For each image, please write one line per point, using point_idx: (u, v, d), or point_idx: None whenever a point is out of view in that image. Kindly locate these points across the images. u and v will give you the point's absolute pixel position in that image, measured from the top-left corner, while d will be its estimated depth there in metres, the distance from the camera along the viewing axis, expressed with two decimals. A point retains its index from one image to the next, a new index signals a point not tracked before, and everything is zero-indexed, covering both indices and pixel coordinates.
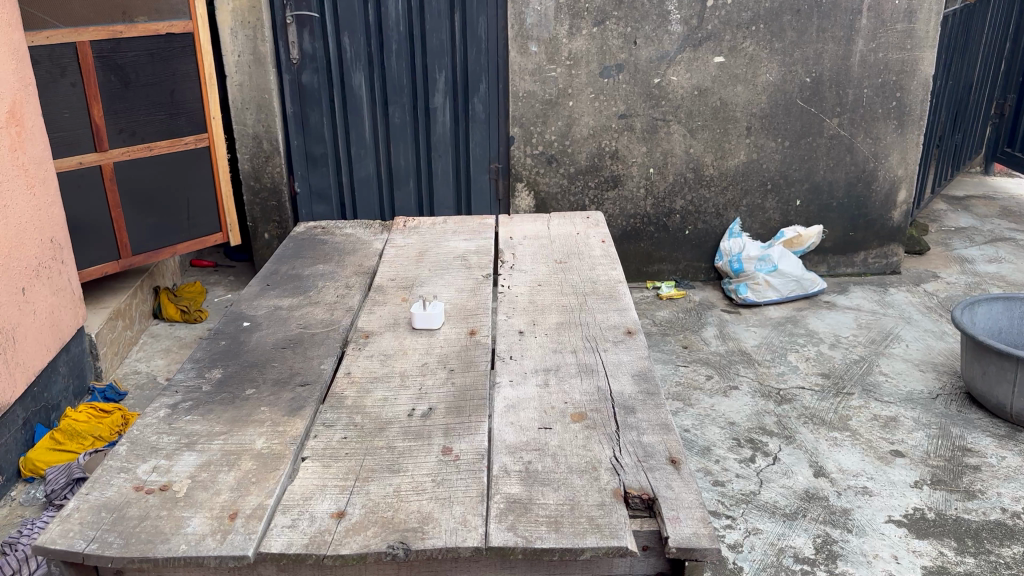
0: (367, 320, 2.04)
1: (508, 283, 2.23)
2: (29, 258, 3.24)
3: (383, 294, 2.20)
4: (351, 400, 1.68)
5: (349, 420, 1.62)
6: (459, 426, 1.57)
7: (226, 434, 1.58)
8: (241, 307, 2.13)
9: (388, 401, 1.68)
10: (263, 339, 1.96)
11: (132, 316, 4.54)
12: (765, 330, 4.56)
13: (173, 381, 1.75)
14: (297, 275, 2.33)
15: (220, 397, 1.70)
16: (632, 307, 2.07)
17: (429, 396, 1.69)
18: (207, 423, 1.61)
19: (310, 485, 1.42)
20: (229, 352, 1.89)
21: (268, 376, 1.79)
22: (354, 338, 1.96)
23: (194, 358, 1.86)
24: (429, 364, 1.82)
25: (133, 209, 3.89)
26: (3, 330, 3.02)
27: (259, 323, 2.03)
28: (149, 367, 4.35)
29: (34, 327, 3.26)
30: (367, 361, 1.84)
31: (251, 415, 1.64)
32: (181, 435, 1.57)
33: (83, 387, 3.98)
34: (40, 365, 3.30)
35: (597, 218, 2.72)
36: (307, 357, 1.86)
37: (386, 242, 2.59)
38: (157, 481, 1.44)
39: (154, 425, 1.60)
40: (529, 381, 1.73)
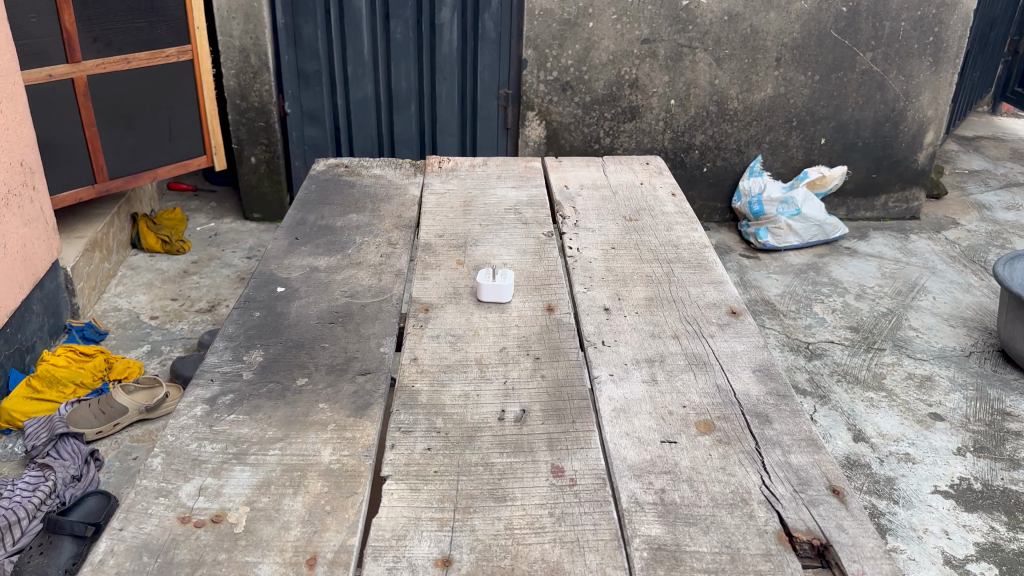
0: (422, 288, 1.75)
1: (577, 245, 1.95)
2: None
3: (434, 255, 1.90)
4: (426, 398, 1.41)
5: (429, 424, 1.34)
6: (565, 437, 1.31)
7: (283, 443, 1.30)
8: (270, 267, 1.82)
9: (470, 400, 1.40)
10: (304, 311, 1.66)
11: (109, 247, 4.16)
12: (787, 278, 4.33)
13: (204, 367, 1.46)
14: (329, 226, 2.02)
15: (267, 389, 1.42)
16: (729, 279, 1.80)
17: (518, 394, 1.42)
18: (256, 426, 1.33)
19: (401, 518, 1.15)
20: (267, 327, 1.60)
21: (320, 361, 1.50)
22: (411, 312, 1.66)
23: (226, 335, 1.56)
24: (509, 350, 1.54)
25: (109, 127, 3.47)
26: None
27: (295, 289, 1.73)
28: (131, 304, 4.01)
29: (3, 263, 2.91)
30: (434, 344, 1.56)
31: (308, 415, 1.36)
32: (227, 443, 1.29)
33: (58, 326, 3.65)
34: (12, 307, 2.97)
35: (657, 164, 2.45)
36: (361, 337, 1.58)
37: (423, 188, 2.29)
38: (207, 510, 1.16)
39: (193, 430, 1.31)
40: (634, 376, 1.47)
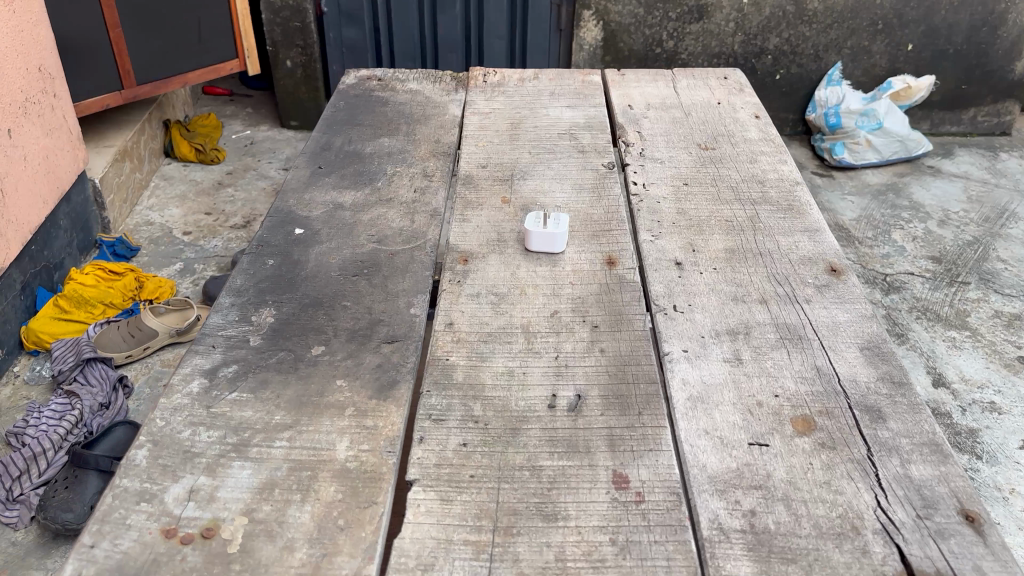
0: (461, 233, 1.51)
1: (642, 181, 1.69)
2: (13, 92, 2.66)
3: (475, 192, 1.65)
4: (463, 376, 1.18)
5: (465, 411, 1.12)
6: (631, 434, 1.08)
7: (292, 431, 1.09)
8: (289, 203, 1.59)
9: (516, 379, 1.18)
10: (325, 260, 1.43)
11: (140, 157, 3.97)
12: (863, 200, 3.93)
13: (206, 330, 1.26)
14: (358, 152, 1.79)
15: (276, 360, 1.20)
16: (826, 227, 1.53)
17: (574, 372, 1.19)
18: (261, 409, 1.12)
19: (429, 541, 0.94)
20: (281, 279, 1.38)
21: (341, 324, 1.28)
22: (448, 263, 1.43)
23: (235, 288, 1.35)
24: (562, 316, 1.30)
25: (134, 28, 3.21)
26: None
27: (316, 232, 1.50)
28: (164, 218, 3.84)
29: (26, 177, 2.75)
30: (473, 305, 1.33)
31: (323, 395, 1.14)
32: (227, 431, 1.08)
33: (88, 241, 3.50)
34: (37, 223, 2.81)
35: (737, 79, 2.15)
36: (389, 294, 1.34)
37: (465, 107, 2.02)
38: (196, 521, 0.96)
39: (187, 413, 1.11)
40: (713, 353, 1.23)
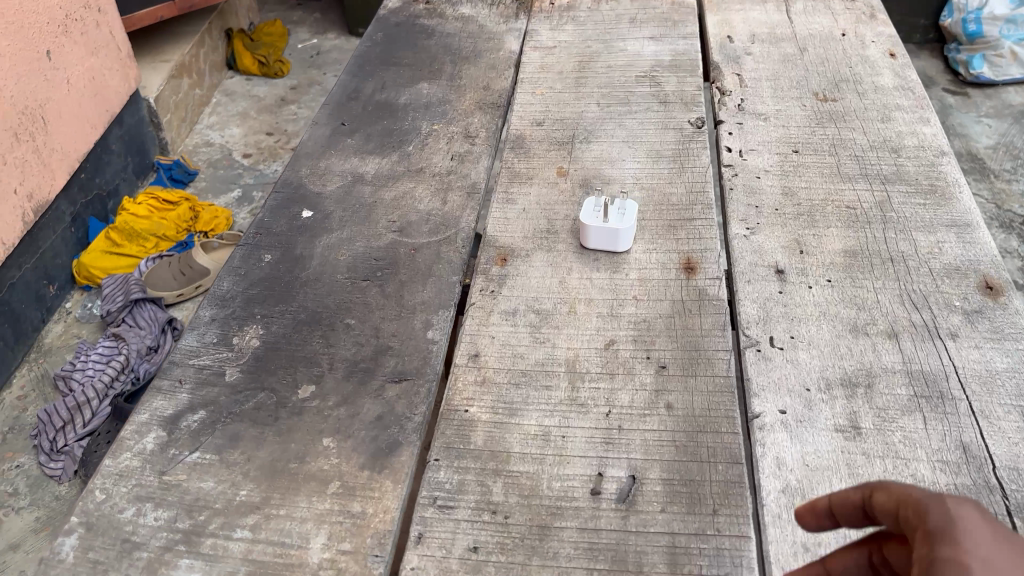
0: (502, 221, 1.22)
1: (736, 144, 1.35)
2: (53, 7, 2.41)
3: (525, 160, 1.35)
4: (482, 441, 0.91)
5: (481, 497, 0.85)
6: (699, 548, 0.80)
7: (258, 515, 0.85)
8: (300, 176, 1.32)
9: (552, 447, 0.90)
10: (332, 256, 1.16)
11: (200, 71, 3.71)
12: (1004, 123, 3.03)
13: (176, 357, 1.02)
14: (390, 104, 1.49)
15: (253, 403, 0.96)
16: (981, 221, 1.17)
17: (633, 440, 0.90)
18: (226, 479, 0.88)
19: None
20: (277, 282, 1.12)
21: (340, 352, 1.02)
22: (482, 264, 1.14)
23: (220, 294, 1.11)
24: (620, 349, 1.01)
25: None
26: (29, 110, 2.31)
27: (327, 215, 1.23)
28: (224, 138, 3.58)
29: (72, 102, 2.53)
30: (507, 329, 1.04)
31: (304, 462, 0.90)
32: (179, 512, 0.85)
33: (145, 165, 3.24)
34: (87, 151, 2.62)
35: (867, 1, 1.73)
36: (403, 309, 1.07)
37: (524, 41, 1.68)
38: None
39: (135, 482, 0.88)
40: (820, 418, 0.92)
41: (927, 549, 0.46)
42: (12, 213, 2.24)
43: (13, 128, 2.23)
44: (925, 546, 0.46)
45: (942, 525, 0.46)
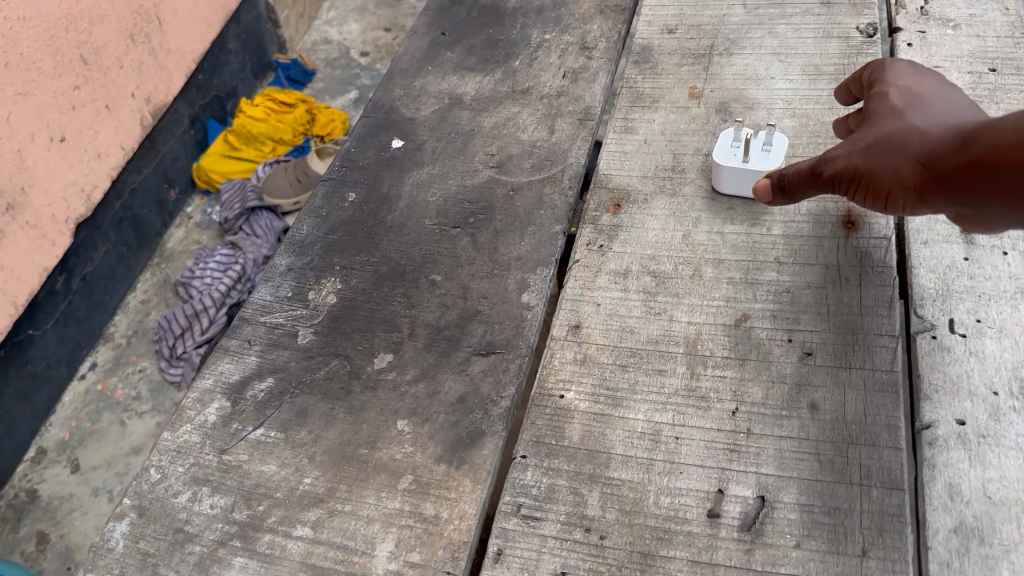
0: (620, 157, 1.03)
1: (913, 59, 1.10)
2: None
3: (652, 78, 1.14)
4: (578, 438, 0.77)
5: (573, 510, 0.72)
6: None
7: (321, 510, 0.74)
8: (393, 98, 1.17)
9: (663, 452, 0.75)
10: (421, 196, 1.02)
11: None
12: None
13: (246, 313, 0.91)
14: (499, 9, 1.30)
15: (324, 372, 0.85)
16: None
17: (764, 450, 0.74)
18: (289, 463, 0.78)
19: None
20: (359, 226, 0.99)
21: (423, 315, 0.89)
22: (593, 211, 0.98)
23: (297, 239, 0.99)
24: (754, 329, 0.83)
25: None
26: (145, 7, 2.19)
27: (419, 145, 1.09)
28: (342, 35, 3.43)
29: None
30: (617, 295, 0.88)
31: (375, 448, 0.78)
32: (238, 499, 0.76)
33: (262, 64, 3.15)
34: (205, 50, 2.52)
35: None
36: (496, 266, 0.92)
37: None
38: None
39: (193, 461, 0.79)
40: (1008, 435, 0.73)
41: (872, 100, 0.79)
42: (131, 117, 2.18)
43: (128, 27, 2.14)
44: (873, 98, 0.80)
45: (885, 84, 0.80)
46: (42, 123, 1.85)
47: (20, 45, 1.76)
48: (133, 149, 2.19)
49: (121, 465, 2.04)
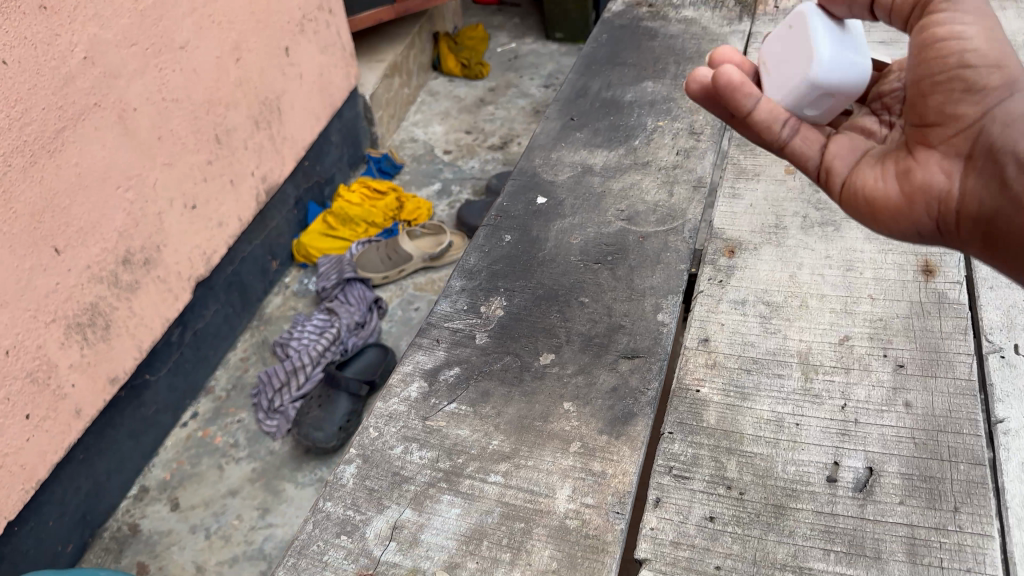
0: (729, 215, 1.25)
1: None
2: (291, 7, 2.63)
3: (752, 157, 1.37)
4: (715, 419, 0.95)
5: (715, 471, 0.90)
6: (939, 543, 0.81)
7: (509, 464, 0.93)
8: (534, 163, 1.42)
9: (786, 434, 0.93)
10: (565, 239, 1.24)
11: (410, 70, 3.85)
12: None
13: (432, 318, 1.13)
14: (616, 100, 1.56)
15: (500, 364, 1.05)
16: None
17: (866, 435, 0.91)
18: (479, 429, 0.97)
19: None
20: (517, 259, 1.21)
21: (576, 326, 1.09)
22: (709, 254, 1.18)
23: (466, 266, 1.21)
24: (854, 346, 1.02)
25: None
26: (270, 101, 2.57)
27: (560, 201, 1.31)
28: (428, 135, 3.73)
29: (302, 94, 2.77)
30: (737, 317, 1.08)
31: (549, 419, 0.97)
32: (441, 453, 0.94)
33: (358, 156, 3.47)
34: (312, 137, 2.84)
35: None
36: (634, 292, 1.13)
37: (750, 41, 1.71)
38: (396, 570, 0.84)
39: (402, 424, 0.98)
40: None
41: None
42: (249, 193, 2.49)
43: (253, 114, 2.47)
44: None
45: None
46: (179, 193, 2.13)
47: (171, 123, 2.06)
48: (249, 220, 2.47)
49: (218, 505, 2.19)
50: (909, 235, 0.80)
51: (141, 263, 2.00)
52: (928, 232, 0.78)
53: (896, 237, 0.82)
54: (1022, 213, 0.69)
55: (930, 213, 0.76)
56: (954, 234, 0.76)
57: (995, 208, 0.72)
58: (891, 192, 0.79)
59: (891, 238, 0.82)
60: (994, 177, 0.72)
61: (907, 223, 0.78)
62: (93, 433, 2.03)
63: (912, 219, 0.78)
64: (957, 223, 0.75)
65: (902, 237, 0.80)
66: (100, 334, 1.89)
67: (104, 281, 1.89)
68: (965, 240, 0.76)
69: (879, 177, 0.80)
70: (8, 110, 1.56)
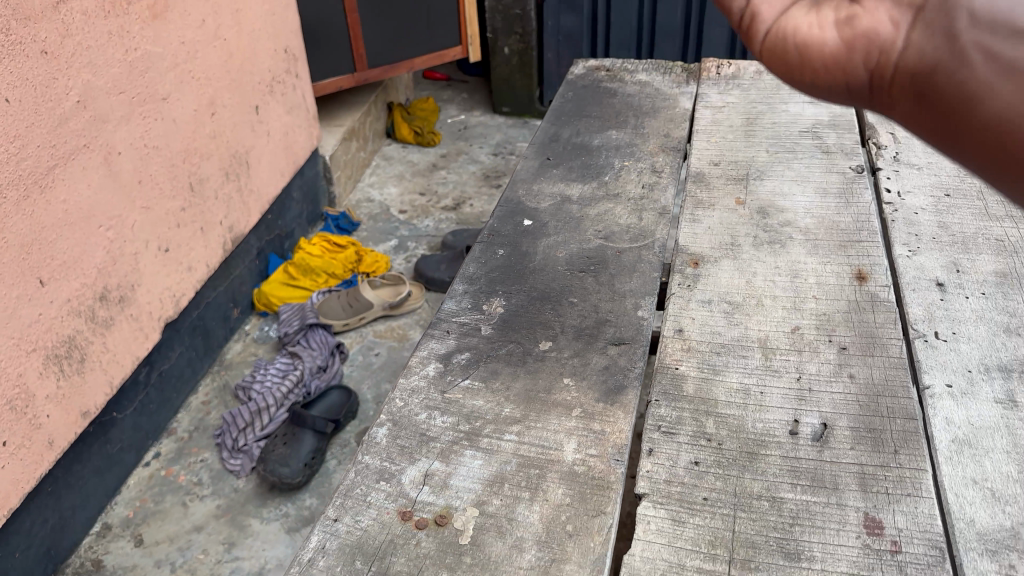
0: (692, 234, 1.45)
1: (895, 188, 1.57)
2: (262, 69, 2.77)
3: (707, 191, 1.59)
4: (694, 389, 1.12)
5: (697, 427, 1.06)
6: (885, 475, 0.98)
7: (521, 425, 1.07)
8: (518, 193, 1.60)
9: (753, 399, 1.10)
10: (552, 253, 1.41)
11: (365, 136, 3.91)
12: None
13: (441, 315, 1.27)
14: (585, 144, 1.77)
15: (506, 350, 1.20)
16: None
17: (818, 399, 1.10)
18: (492, 400, 1.11)
19: (660, 563, 0.90)
20: (511, 269, 1.38)
21: (568, 321, 1.25)
22: (677, 265, 1.38)
23: (466, 274, 1.37)
24: (804, 333, 1.21)
25: (371, 12, 3.25)
26: (239, 155, 2.68)
27: (545, 223, 1.49)
28: (383, 197, 3.76)
29: (268, 151, 2.88)
30: (705, 313, 1.26)
31: (553, 392, 1.12)
32: (461, 419, 1.08)
33: (315, 214, 3.51)
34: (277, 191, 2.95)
35: None
36: (616, 294, 1.30)
37: (696, 100, 1.96)
38: (430, 507, 0.97)
39: (424, 396, 1.12)
40: (983, 393, 1.10)
41: None
42: (216, 241, 2.58)
43: (225, 166, 2.58)
44: None
45: None
46: (154, 236, 2.22)
47: (150, 169, 2.18)
48: (215, 267, 2.55)
49: (182, 542, 2.14)
50: (838, 89, 0.64)
51: (115, 301, 2.06)
52: (859, 88, 0.62)
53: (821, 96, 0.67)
54: (967, 65, 0.52)
55: (866, 63, 0.60)
56: (883, 96, 0.60)
57: (927, 54, 0.55)
58: (829, 37, 0.63)
59: (818, 100, 0.67)
60: (935, 17, 0.55)
61: (840, 73, 0.63)
62: (62, 465, 2.01)
63: (846, 68, 0.62)
64: (893, 78, 0.58)
65: (826, 93, 0.66)
66: (75, 366, 1.93)
67: (81, 316, 1.94)
68: (896, 101, 0.59)
69: (817, 24, 0.65)
70: (6, 146, 1.65)
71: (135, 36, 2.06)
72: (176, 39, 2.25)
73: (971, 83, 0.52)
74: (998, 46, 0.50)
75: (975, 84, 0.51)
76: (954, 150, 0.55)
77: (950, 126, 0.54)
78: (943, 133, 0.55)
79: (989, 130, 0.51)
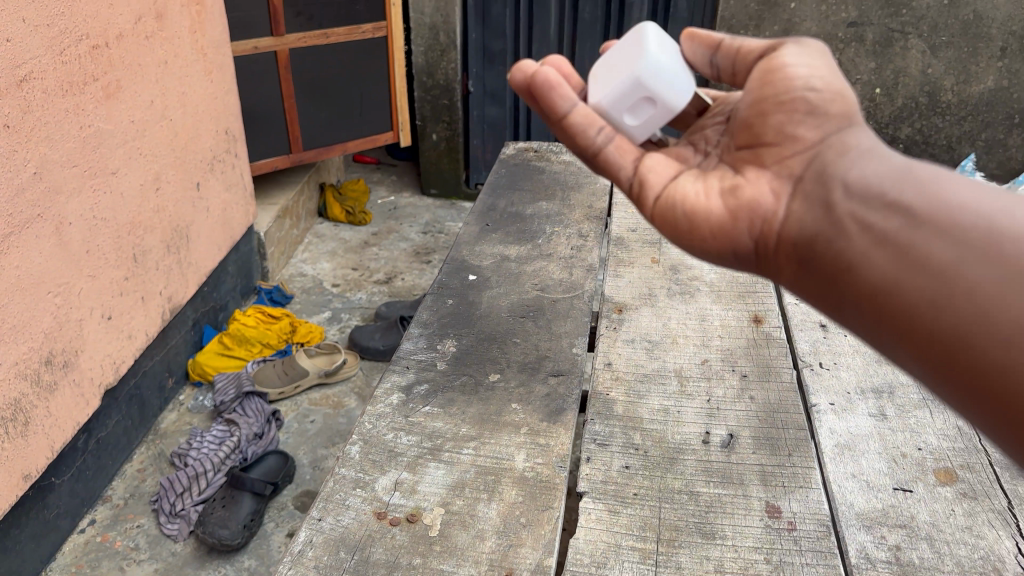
0: (615, 287, 1.67)
1: None
2: (204, 149, 2.92)
3: (627, 252, 1.82)
4: (622, 409, 1.32)
5: (626, 439, 1.25)
6: (782, 472, 1.19)
7: (477, 441, 1.24)
8: (462, 253, 1.80)
9: (672, 416, 1.30)
10: (495, 303, 1.60)
11: (298, 214, 4.06)
12: None
13: (401, 353, 1.44)
14: (519, 213, 1.99)
15: (461, 382, 1.37)
16: None
17: (725, 415, 1.30)
18: (450, 421, 1.28)
19: (600, 544, 1.07)
20: (460, 316, 1.56)
21: (513, 357, 1.44)
22: (604, 312, 1.59)
23: (421, 320, 1.54)
24: (712, 364, 1.42)
25: (307, 99, 3.45)
26: (180, 230, 2.80)
27: (487, 278, 1.69)
28: (316, 271, 3.88)
29: (207, 226, 2.99)
30: (629, 350, 1.47)
31: (502, 415, 1.30)
32: (423, 437, 1.24)
33: (249, 287, 3.57)
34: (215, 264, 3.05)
35: None
36: (553, 334, 1.50)
37: None
38: (401, 507, 1.12)
39: (389, 419, 1.28)
40: (859, 408, 1.32)
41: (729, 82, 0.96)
42: (156, 309, 2.66)
43: (167, 240, 2.69)
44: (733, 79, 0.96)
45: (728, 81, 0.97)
46: (98, 303, 2.31)
47: (97, 241, 2.28)
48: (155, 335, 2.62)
49: None
50: (723, 253, 0.83)
51: (60, 365, 2.13)
52: (745, 252, 0.81)
53: (715, 259, 0.85)
54: (841, 240, 0.70)
55: (751, 231, 0.80)
56: (767, 259, 0.79)
57: (812, 227, 0.73)
58: (715, 206, 0.82)
59: (702, 259, 0.85)
60: (816, 201, 0.74)
61: (726, 240, 0.81)
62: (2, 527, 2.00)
63: (732, 235, 0.81)
64: (776, 247, 0.78)
65: (713, 255, 0.84)
66: (19, 429, 1.97)
67: (27, 378, 2.00)
68: (779, 263, 0.78)
69: (703, 193, 0.84)
70: None
71: (90, 114, 2.20)
72: (127, 119, 2.39)
73: (850, 251, 0.69)
74: (870, 219, 0.68)
75: (854, 253, 0.68)
76: (839, 310, 0.72)
77: (831, 289, 0.71)
78: (828, 292, 0.72)
79: (865, 287, 0.67)
